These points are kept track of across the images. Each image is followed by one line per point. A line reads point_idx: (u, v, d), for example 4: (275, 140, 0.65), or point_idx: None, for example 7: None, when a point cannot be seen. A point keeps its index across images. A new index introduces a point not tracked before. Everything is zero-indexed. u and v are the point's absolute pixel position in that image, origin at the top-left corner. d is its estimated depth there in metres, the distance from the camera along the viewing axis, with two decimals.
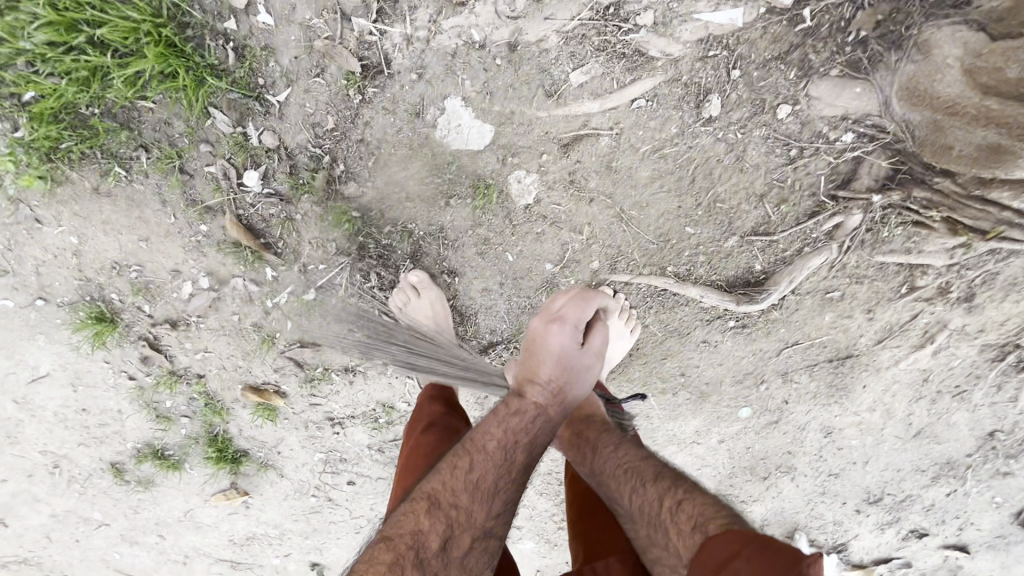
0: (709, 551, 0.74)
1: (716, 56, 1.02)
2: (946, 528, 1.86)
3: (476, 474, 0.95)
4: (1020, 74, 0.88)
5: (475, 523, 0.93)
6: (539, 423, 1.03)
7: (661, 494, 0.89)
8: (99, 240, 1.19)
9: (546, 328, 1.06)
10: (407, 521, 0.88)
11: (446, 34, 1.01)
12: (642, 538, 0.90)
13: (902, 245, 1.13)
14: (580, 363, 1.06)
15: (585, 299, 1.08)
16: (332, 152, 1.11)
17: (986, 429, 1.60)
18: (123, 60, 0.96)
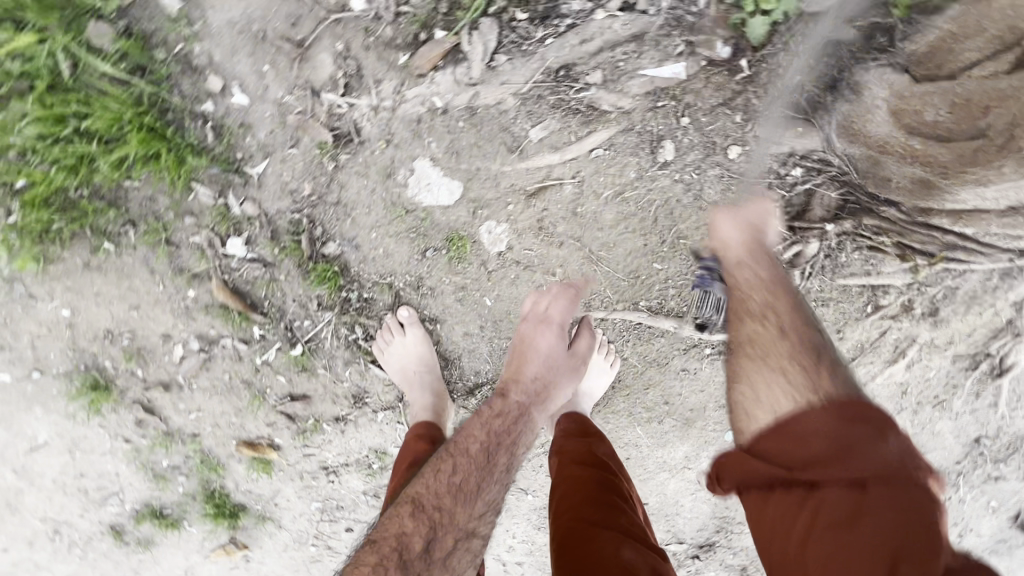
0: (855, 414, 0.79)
1: (665, 105, 1.08)
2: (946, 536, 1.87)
3: (458, 477, 1.09)
4: (937, 116, 0.93)
5: (455, 525, 1.06)
6: (521, 422, 1.16)
7: (815, 345, 0.94)
8: (91, 311, 1.23)
9: (533, 330, 1.20)
10: (392, 524, 1.04)
11: (411, 101, 1.06)
12: (767, 354, 0.95)
13: (861, 267, 1.18)
14: (562, 363, 1.23)
15: (569, 300, 1.21)
16: (311, 216, 1.17)
17: (971, 436, 1.63)
18: (108, 146, 1.02)
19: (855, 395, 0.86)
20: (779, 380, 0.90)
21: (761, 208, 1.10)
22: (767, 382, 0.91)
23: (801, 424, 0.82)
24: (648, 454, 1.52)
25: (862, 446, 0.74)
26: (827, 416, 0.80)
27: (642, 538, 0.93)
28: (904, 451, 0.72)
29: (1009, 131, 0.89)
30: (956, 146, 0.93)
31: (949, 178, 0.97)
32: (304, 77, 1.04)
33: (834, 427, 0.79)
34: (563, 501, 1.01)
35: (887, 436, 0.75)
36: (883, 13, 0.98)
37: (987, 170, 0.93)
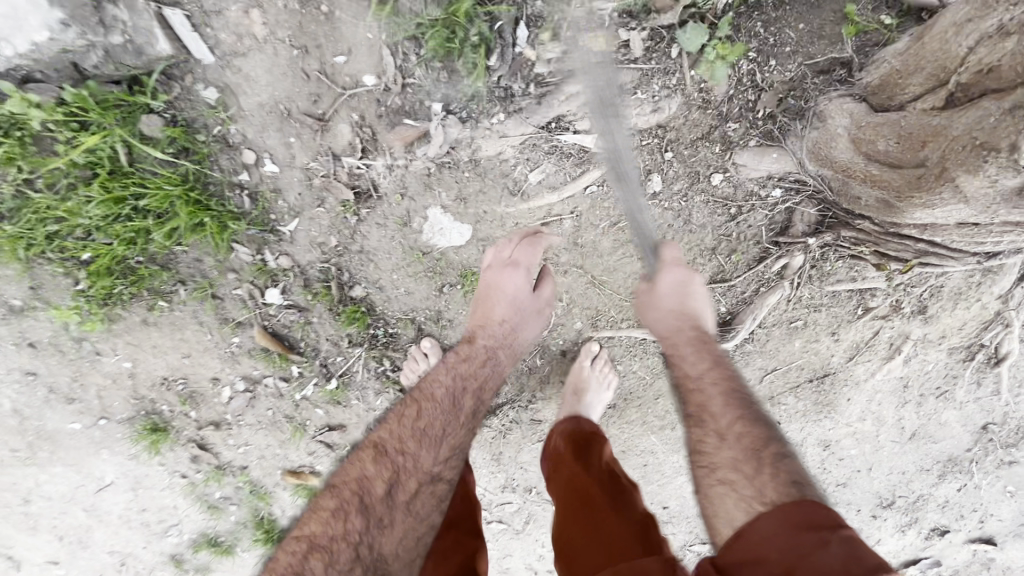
0: (805, 513, 0.78)
1: (649, 142, 1.19)
2: (967, 523, 1.90)
3: (422, 422, 1.08)
4: (887, 147, 0.92)
5: (420, 468, 1.05)
6: (489, 366, 1.18)
7: (763, 436, 0.93)
8: (149, 362, 1.38)
9: (501, 274, 1.22)
10: (354, 468, 1.04)
11: (420, 158, 1.19)
12: (715, 454, 0.95)
13: (846, 274, 1.28)
14: (527, 304, 1.24)
15: (533, 246, 1.22)
16: (338, 264, 1.30)
17: (978, 423, 1.67)
18: (161, 220, 1.17)
19: (802, 484, 0.85)
20: (728, 491, 0.89)
21: (676, 280, 1.17)
22: (723, 491, 0.90)
23: (752, 535, 0.79)
24: (664, 460, 1.61)
25: (813, 553, 0.71)
26: (777, 526, 0.78)
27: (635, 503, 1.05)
28: (849, 552, 0.70)
29: (943, 160, 0.82)
30: (905, 173, 0.91)
31: (906, 202, 0.93)
32: (325, 144, 1.17)
33: (784, 535, 0.76)
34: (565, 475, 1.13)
35: (831, 537, 0.72)
36: (839, 48, 1.08)
37: (929, 197, 0.88)
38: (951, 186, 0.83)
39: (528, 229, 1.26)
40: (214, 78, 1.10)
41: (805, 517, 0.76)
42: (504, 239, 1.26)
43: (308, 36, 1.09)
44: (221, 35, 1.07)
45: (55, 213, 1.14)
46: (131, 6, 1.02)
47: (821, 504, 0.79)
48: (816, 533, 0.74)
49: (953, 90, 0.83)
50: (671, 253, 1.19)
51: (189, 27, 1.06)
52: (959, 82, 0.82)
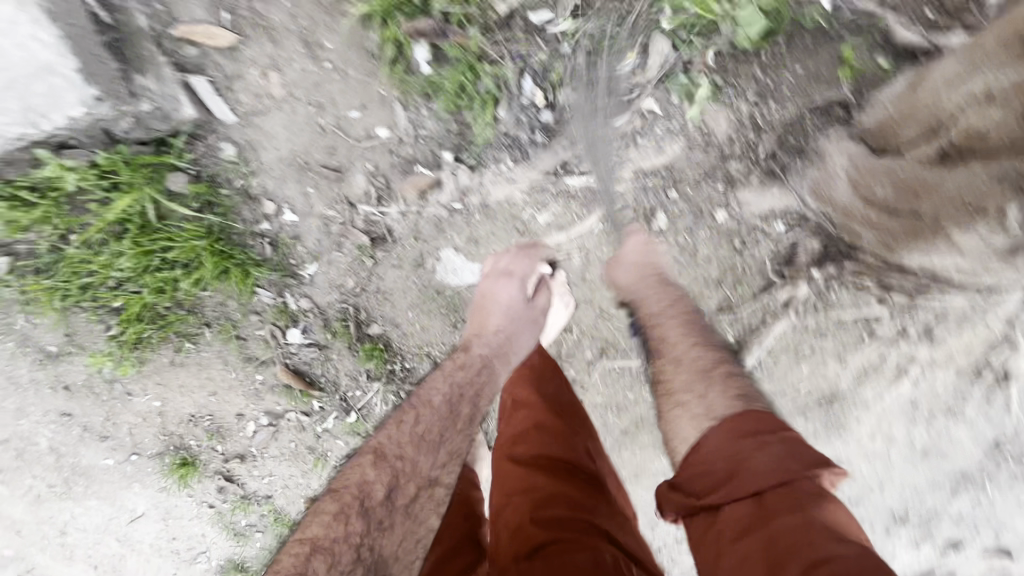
0: (744, 422, 0.93)
1: (654, 181, 1.22)
2: (983, 533, 1.76)
3: (420, 428, 1.06)
4: (884, 192, 0.95)
5: (419, 473, 1.03)
6: (485, 374, 1.16)
7: (709, 361, 1.09)
8: (177, 400, 1.44)
9: (496, 284, 1.23)
10: (355, 472, 1.02)
11: (433, 203, 1.24)
12: (673, 380, 1.09)
13: (851, 303, 1.30)
14: (523, 314, 1.22)
15: (529, 256, 1.24)
16: (356, 303, 1.34)
17: (990, 437, 1.62)
18: (188, 269, 1.22)
19: (746, 397, 1.01)
20: (682, 412, 1.03)
21: (640, 246, 1.22)
22: (678, 411, 1.04)
23: (704, 447, 0.93)
24: None
25: (755, 457, 0.86)
26: (722, 435, 0.93)
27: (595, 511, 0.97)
28: (784, 454, 0.85)
29: (938, 217, 0.85)
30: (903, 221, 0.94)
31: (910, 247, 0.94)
32: (342, 193, 1.22)
33: (728, 445, 0.91)
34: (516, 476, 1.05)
35: (768, 440, 0.88)
36: (837, 89, 1.11)
37: (923, 244, 0.91)
38: (946, 242, 0.86)
39: (528, 239, 1.27)
40: (236, 136, 1.16)
41: (745, 425, 0.91)
42: (501, 249, 1.27)
43: (323, 94, 1.14)
44: (242, 96, 1.14)
45: (89, 266, 1.20)
46: (158, 75, 1.08)
47: (759, 414, 0.94)
48: (755, 440, 0.89)
49: (944, 146, 0.85)
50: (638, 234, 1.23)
51: (211, 92, 1.13)
52: (950, 142, 0.84)
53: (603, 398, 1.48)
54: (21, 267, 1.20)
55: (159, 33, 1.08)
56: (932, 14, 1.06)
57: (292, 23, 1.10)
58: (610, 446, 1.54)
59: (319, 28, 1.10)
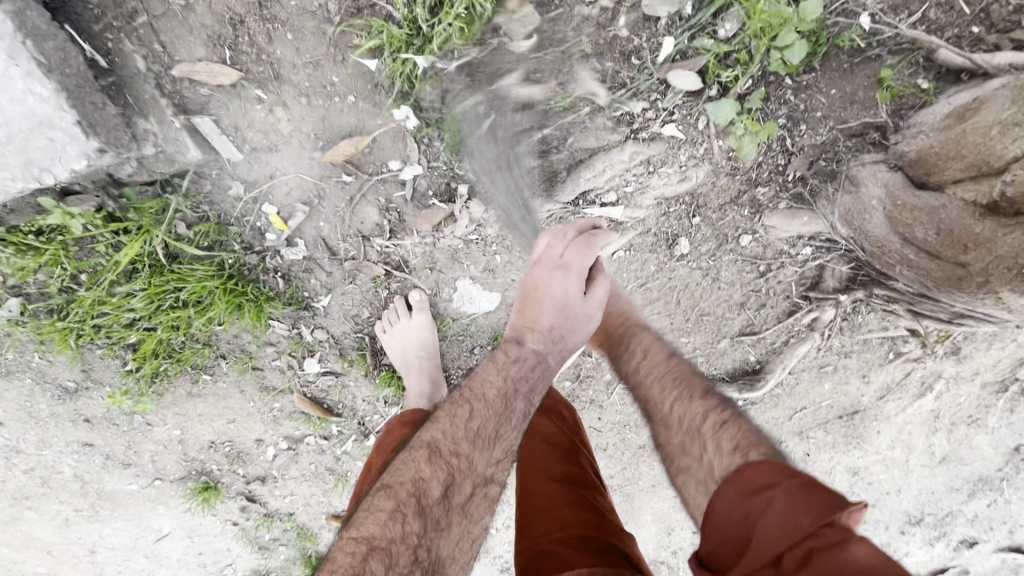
0: (743, 475, 0.78)
1: (677, 208, 1.18)
2: (997, 534, 1.71)
3: (475, 423, 0.95)
4: (926, 236, 0.93)
5: (475, 472, 0.94)
6: (539, 370, 1.05)
7: (700, 412, 0.93)
8: (196, 428, 1.42)
9: (552, 275, 1.09)
10: (407, 468, 0.90)
11: (448, 233, 1.19)
12: (671, 443, 0.95)
13: (878, 324, 1.31)
14: (578, 311, 1.10)
15: (588, 246, 1.10)
16: (372, 333, 1.32)
17: (1011, 445, 1.52)
18: (202, 306, 1.20)
19: (751, 437, 0.86)
20: (689, 477, 0.89)
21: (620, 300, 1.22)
22: (685, 479, 0.90)
23: (713, 512, 0.78)
24: None
25: (758, 516, 0.71)
26: (730, 495, 0.77)
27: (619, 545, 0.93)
28: (789, 502, 0.69)
29: (986, 272, 0.89)
30: (943, 265, 0.94)
31: (949, 292, 0.97)
32: (355, 227, 1.19)
33: (733, 503, 0.76)
34: (538, 500, 1.01)
35: (775, 495, 0.71)
36: (874, 113, 1.04)
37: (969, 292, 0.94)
38: (991, 295, 0.91)
39: (588, 221, 1.14)
40: (243, 174, 1.12)
41: (746, 482, 0.75)
42: (559, 228, 1.14)
43: (330, 127, 1.10)
44: (248, 134, 1.10)
45: (102, 306, 1.18)
46: (160, 117, 1.05)
47: (760, 460, 0.78)
48: (760, 495, 0.73)
49: (996, 197, 0.84)
50: (587, 225, 1.13)
51: (216, 130, 1.09)
52: (1004, 192, 0.84)
53: (620, 415, 1.47)
54: (32, 310, 1.19)
55: (160, 74, 1.04)
56: (979, 30, 0.99)
57: (298, 57, 1.06)
58: (627, 460, 1.52)
59: (324, 61, 1.06)
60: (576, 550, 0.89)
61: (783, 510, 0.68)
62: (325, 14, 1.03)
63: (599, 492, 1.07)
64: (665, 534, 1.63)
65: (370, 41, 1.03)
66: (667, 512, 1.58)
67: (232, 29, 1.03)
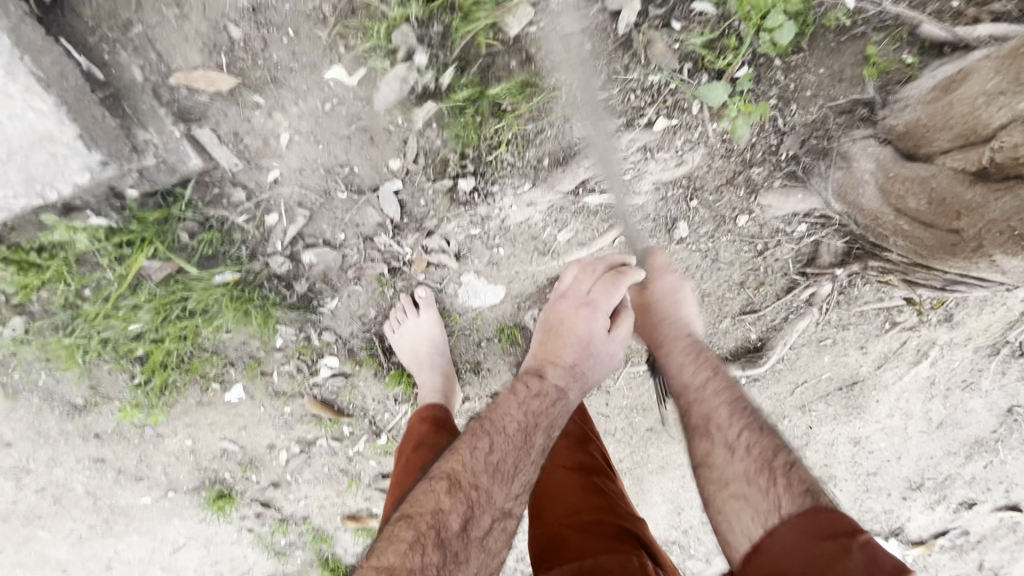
0: (818, 518, 0.82)
1: (675, 192, 1.20)
2: (994, 494, 1.76)
3: (495, 456, 0.97)
4: (919, 206, 0.95)
5: (494, 505, 0.94)
6: (559, 404, 1.07)
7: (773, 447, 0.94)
8: (208, 437, 1.42)
9: (575, 313, 1.12)
10: (426, 500, 0.91)
11: (451, 227, 1.20)
12: (727, 467, 0.95)
13: (873, 295, 1.35)
14: (601, 346, 1.13)
15: (616, 284, 1.12)
16: (380, 332, 1.33)
17: (1003, 406, 1.58)
18: (209, 315, 1.21)
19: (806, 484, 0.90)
20: (744, 505, 0.90)
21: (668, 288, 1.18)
22: (739, 505, 0.91)
23: (773, 549, 0.83)
24: None
25: (835, 564, 0.75)
26: (796, 532, 0.82)
27: (636, 531, 0.94)
28: (870, 563, 0.74)
29: (978, 237, 0.90)
30: (940, 235, 0.95)
31: (946, 259, 0.97)
32: (358, 228, 1.20)
33: (802, 545, 0.80)
34: (551, 489, 1.02)
35: (851, 546, 0.77)
36: (861, 89, 1.08)
37: (965, 259, 0.94)
38: (985, 260, 0.91)
39: (618, 258, 1.17)
40: (244, 179, 1.13)
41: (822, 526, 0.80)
42: (591, 261, 1.19)
43: (329, 131, 1.11)
44: (248, 140, 1.10)
45: (109, 320, 1.18)
46: (159, 127, 1.05)
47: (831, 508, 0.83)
48: (835, 541, 0.78)
49: (984, 163, 0.86)
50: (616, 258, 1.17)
51: (215, 139, 1.09)
52: (992, 160, 0.85)
53: (627, 400, 1.49)
54: (38, 327, 1.19)
55: (155, 83, 1.04)
56: (959, 3, 1.02)
57: (293, 60, 1.06)
58: (636, 444, 1.55)
59: (321, 64, 1.06)
60: (589, 539, 0.91)
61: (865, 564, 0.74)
62: (320, 15, 1.03)
63: (612, 478, 1.07)
64: (675, 513, 1.65)
65: (368, 42, 1.04)
66: (676, 492, 1.61)
67: (227, 34, 1.03)
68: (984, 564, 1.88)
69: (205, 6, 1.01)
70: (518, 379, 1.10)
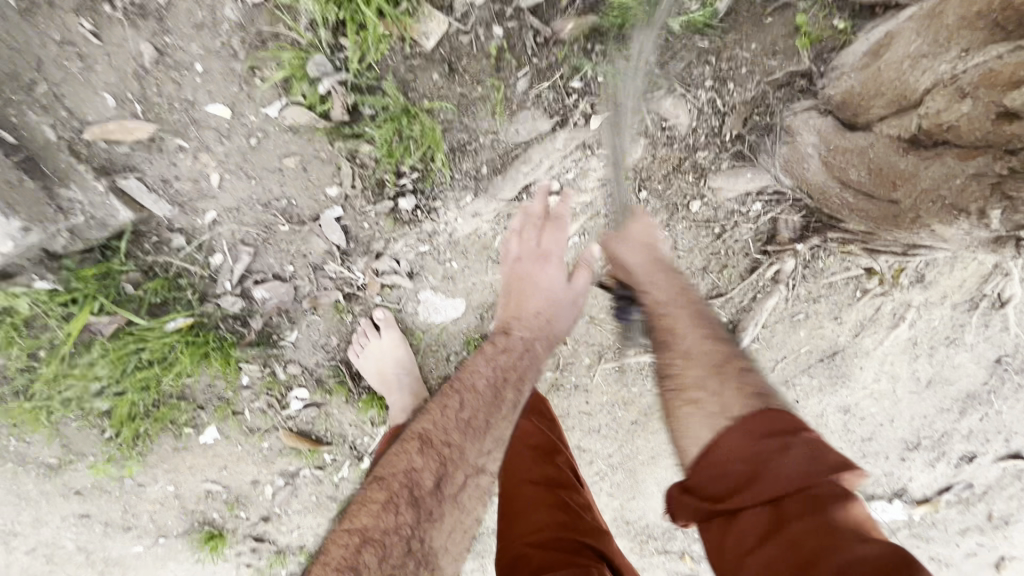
0: (768, 420, 0.74)
1: (623, 185, 1.17)
2: (994, 445, 1.68)
3: (466, 413, 1.01)
4: (860, 176, 0.92)
5: (466, 462, 0.99)
6: (528, 357, 1.08)
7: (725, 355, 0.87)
8: (190, 481, 1.39)
9: (532, 266, 1.12)
10: (399, 460, 0.97)
11: (399, 245, 1.18)
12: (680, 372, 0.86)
13: (839, 265, 1.33)
14: (562, 297, 1.13)
15: (559, 232, 1.13)
16: (345, 358, 1.30)
17: (991, 357, 1.50)
18: (168, 362, 1.19)
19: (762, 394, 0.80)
20: (694, 410, 0.80)
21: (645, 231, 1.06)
22: (689, 407, 0.81)
23: (717, 448, 0.74)
24: None
25: (774, 459, 0.69)
26: (739, 435, 0.74)
27: (600, 549, 0.94)
28: (811, 457, 0.68)
29: (915, 208, 0.87)
30: (884, 207, 0.93)
31: (891, 230, 0.95)
32: (305, 257, 1.18)
33: (744, 441, 0.73)
34: (517, 504, 1.02)
35: (793, 444, 0.70)
36: (796, 61, 1.04)
37: (911, 230, 0.91)
38: (925, 229, 0.88)
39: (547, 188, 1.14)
40: (182, 223, 1.11)
41: (767, 424, 0.72)
42: (523, 215, 1.15)
43: (258, 165, 1.09)
44: (179, 185, 1.08)
45: (66, 380, 1.17)
46: (83, 184, 1.04)
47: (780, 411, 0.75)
48: (777, 439, 0.71)
49: (914, 131, 0.82)
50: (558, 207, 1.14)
51: (144, 188, 1.07)
52: (920, 126, 0.81)
53: (608, 395, 1.46)
54: None
55: (73, 139, 1.02)
56: None
57: (210, 99, 1.03)
58: (623, 437, 1.51)
59: (240, 100, 1.04)
60: (550, 555, 0.91)
61: (803, 459, 0.67)
62: (229, 50, 1.01)
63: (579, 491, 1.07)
64: None
65: (281, 72, 1.02)
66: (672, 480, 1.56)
67: (138, 81, 1.01)
68: (995, 515, 1.80)
69: (111, 55, 0.99)
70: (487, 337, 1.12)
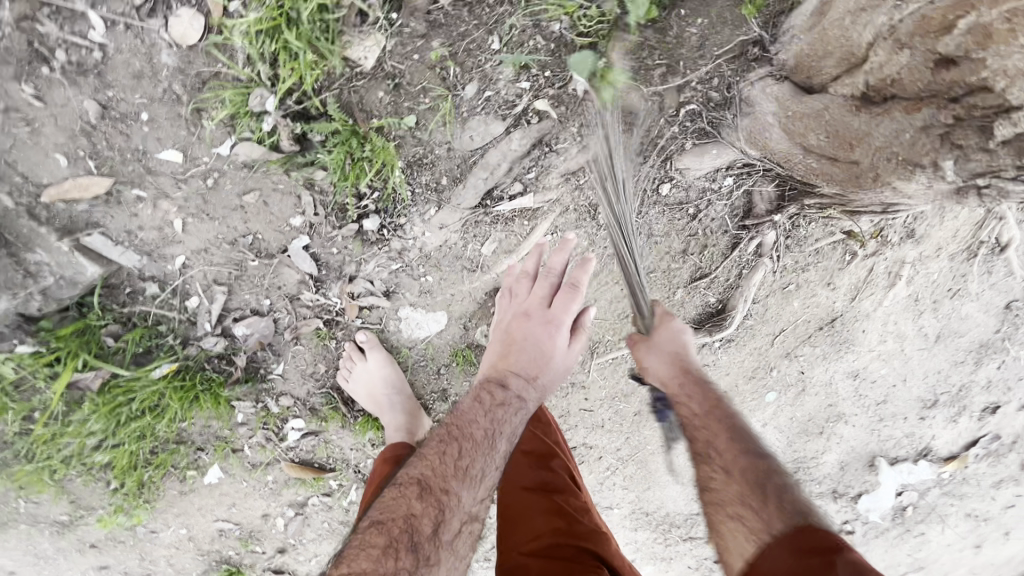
0: (808, 539, 0.77)
1: (587, 178, 1.13)
2: (1018, 393, 1.59)
3: (465, 462, 0.98)
4: (819, 141, 0.89)
5: (463, 508, 0.96)
6: (519, 412, 1.07)
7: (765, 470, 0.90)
8: (201, 522, 1.40)
9: (539, 325, 1.10)
10: (398, 505, 0.93)
11: (372, 265, 1.18)
12: (721, 490, 0.91)
13: (824, 231, 1.29)
14: (557, 355, 1.12)
15: (572, 297, 1.11)
16: (336, 384, 1.31)
17: (1000, 304, 1.43)
18: (160, 408, 1.21)
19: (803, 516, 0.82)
20: (738, 525, 0.85)
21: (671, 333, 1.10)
22: (732, 526, 0.86)
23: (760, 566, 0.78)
24: None
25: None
26: (783, 556, 0.77)
27: (601, 551, 0.93)
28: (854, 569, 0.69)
29: (874, 167, 0.84)
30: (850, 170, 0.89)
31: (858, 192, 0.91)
32: (281, 289, 1.18)
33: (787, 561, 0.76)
34: (512, 510, 1.01)
35: (837, 560, 0.72)
36: (746, 29, 1.01)
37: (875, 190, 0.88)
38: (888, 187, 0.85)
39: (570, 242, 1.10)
40: (155, 271, 1.13)
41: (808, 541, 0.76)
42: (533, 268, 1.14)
43: (219, 204, 1.09)
44: (143, 234, 1.09)
45: (63, 439, 1.18)
46: (49, 246, 1.05)
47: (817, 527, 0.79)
48: (819, 555, 0.74)
49: (864, 88, 0.82)
50: (581, 271, 1.11)
51: (110, 243, 1.09)
52: (868, 83, 0.81)
53: (605, 391, 1.42)
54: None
55: (31, 204, 1.03)
56: None
57: (160, 146, 1.04)
58: (629, 429, 1.46)
59: (190, 143, 1.04)
60: (552, 564, 0.90)
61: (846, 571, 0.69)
62: (172, 96, 1.02)
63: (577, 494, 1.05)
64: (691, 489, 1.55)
65: (227, 110, 1.02)
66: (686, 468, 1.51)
67: (88, 138, 1.02)
68: None
69: (56, 116, 1.00)
70: (479, 386, 1.09)
